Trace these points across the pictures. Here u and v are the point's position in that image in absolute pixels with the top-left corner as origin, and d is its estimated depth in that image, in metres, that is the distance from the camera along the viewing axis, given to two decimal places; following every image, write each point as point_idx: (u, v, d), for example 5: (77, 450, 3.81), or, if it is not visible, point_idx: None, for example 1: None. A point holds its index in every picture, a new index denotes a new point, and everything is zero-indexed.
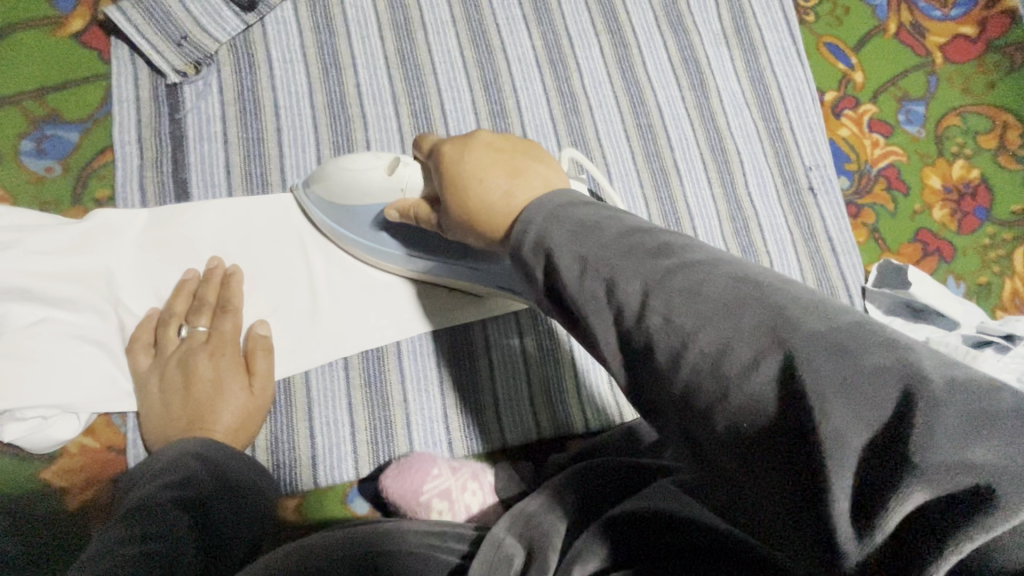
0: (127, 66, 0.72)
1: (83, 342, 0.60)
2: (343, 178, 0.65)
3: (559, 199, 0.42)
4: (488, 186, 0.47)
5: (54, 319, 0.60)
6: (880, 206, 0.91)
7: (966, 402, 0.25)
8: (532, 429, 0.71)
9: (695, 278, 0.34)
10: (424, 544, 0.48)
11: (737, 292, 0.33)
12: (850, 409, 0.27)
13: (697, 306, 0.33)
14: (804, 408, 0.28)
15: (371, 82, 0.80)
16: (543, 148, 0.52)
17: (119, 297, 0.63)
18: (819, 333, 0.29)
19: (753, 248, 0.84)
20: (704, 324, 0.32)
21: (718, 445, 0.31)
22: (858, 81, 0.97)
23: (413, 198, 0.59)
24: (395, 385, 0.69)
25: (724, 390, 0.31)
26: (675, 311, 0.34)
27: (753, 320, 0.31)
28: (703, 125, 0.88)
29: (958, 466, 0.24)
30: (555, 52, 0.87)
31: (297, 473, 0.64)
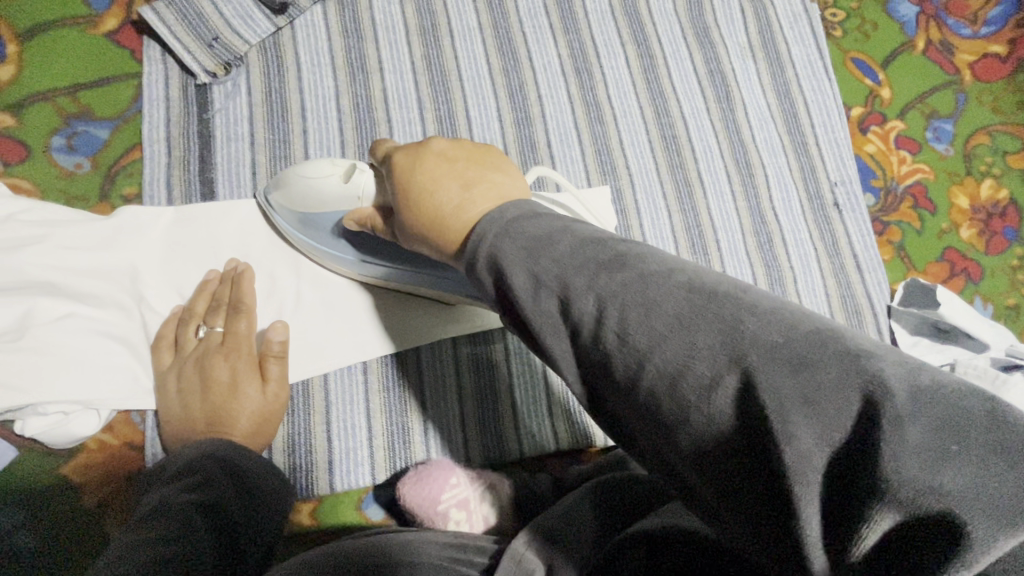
0: (159, 65, 0.72)
1: (106, 338, 0.60)
2: (300, 185, 0.63)
3: (514, 211, 0.43)
4: (441, 196, 0.47)
5: (77, 314, 0.60)
6: (907, 224, 0.89)
7: (938, 411, 0.25)
8: (549, 440, 0.70)
9: (647, 290, 0.35)
10: (445, 555, 0.47)
11: (690, 304, 0.33)
12: (813, 427, 0.27)
13: (653, 322, 0.34)
14: (769, 426, 0.28)
15: (398, 87, 0.80)
16: (498, 152, 0.52)
17: (143, 294, 0.63)
18: (777, 344, 0.29)
19: (777, 263, 0.83)
20: (659, 339, 0.33)
21: (680, 456, 0.32)
22: (885, 97, 0.96)
23: (369, 207, 0.59)
24: (413, 390, 0.68)
25: (684, 408, 0.31)
26: (630, 309, 0.35)
27: (708, 323, 0.32)
28: (728, 138, 0.87)
29: (929, 487, 0.24)
30: (581, 61, 0.87)
31: (314, 477, 0.64)
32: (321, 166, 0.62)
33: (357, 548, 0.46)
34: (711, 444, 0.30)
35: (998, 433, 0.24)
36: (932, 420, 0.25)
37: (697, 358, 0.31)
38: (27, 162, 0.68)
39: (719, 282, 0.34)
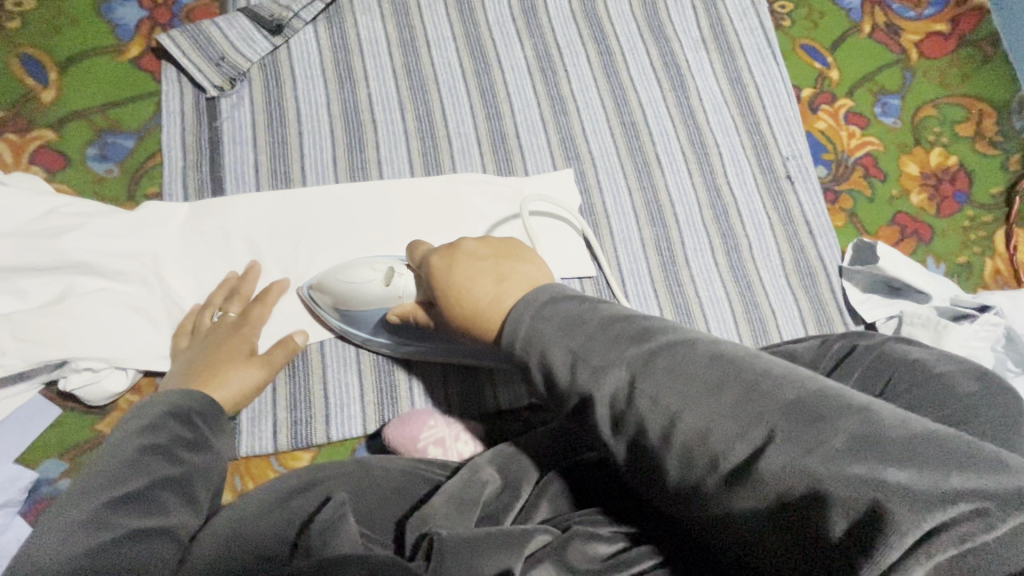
0: (175, 84, 0.84)
1: (132, 310, 0.70)
2: (342, 286, 0.72)
3: (546, 295, 0.50)
4: (477, 293, 0.56)
5: (107, 288, 0.70)
6: (858, 192, 0.96)
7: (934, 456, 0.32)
8: (523, 394, 0.77)
9: (674, 358, 0.42)
10: (401, 466, 0.55)
11: (714, 371, 0.40)
12: (831, 475, 0.33)
13: (681, 384, 0.40)
14: (794, 477, 0.34)
15: (381, 92, 0.91)
16: (522, 247, 0.62)
17: (164, 275, 0.74)
18: (789, 404, 0.36)
19: (732, 232, 0.90)
20: (688, 398, 0.40)
21: (721, 502, 0.37)
22: (833, 78, 1.03)
23: (411, 303, 0.68)
24: (399, 353, 0.77)
25: (717, 457, 0.37)
26: (649, 382, 0.42)
27: (718, 390, 0.39)
28: (683, 122, 0.96)
29: (937, 511, 0.30)
30: (545, 61, 0.97)
31: (312, 429, 0.72)
32: (362, 271, 0.72)
33: (317, 471, 0.53)
34: (747, 498, 0.36)
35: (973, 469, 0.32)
36: (933, 464, 0.32)
37: (720, 428, 0.38)
38: (67, 170, 0.79)
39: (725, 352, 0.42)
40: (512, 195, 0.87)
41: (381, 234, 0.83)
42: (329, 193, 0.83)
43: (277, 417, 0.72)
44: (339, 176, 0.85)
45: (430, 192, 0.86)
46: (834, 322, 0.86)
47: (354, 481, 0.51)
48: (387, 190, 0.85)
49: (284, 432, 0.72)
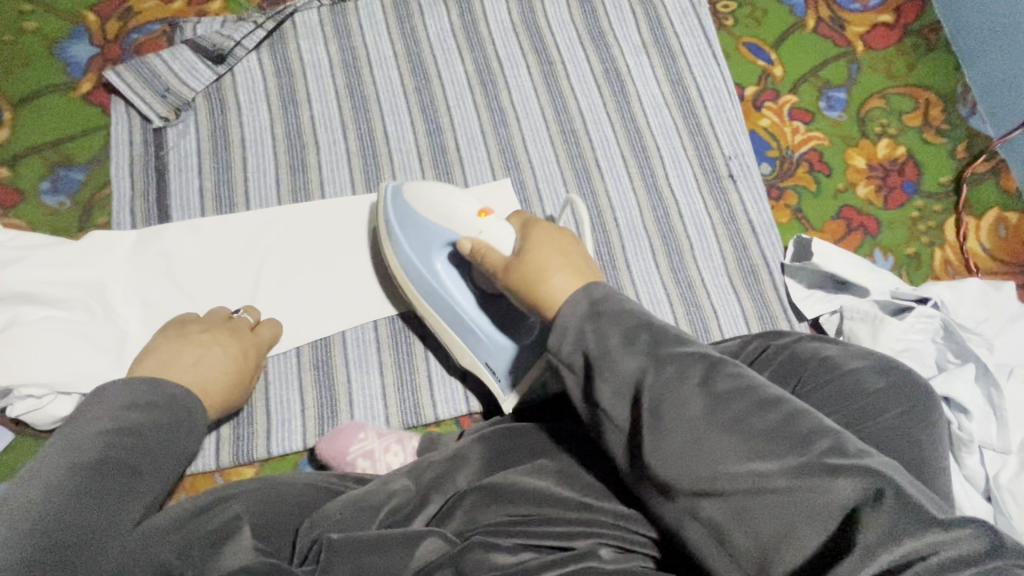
0: (123, 116, 0.88)
1: (76, 336, 0.74)
2: (435, 204, 0.74)
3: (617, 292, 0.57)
4: (551, 285, 0.61)
5: (52, 317, 0.74)
6: (803, 187, 0.96)
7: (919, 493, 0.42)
8: (461, 403, 0.79)
9: (731, 370, 0.49)
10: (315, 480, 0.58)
11: (765, 386, 0.48)
12: (855, 481, 0.41)
13: (732, 390, 0.47)
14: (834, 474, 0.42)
15: (324, 113, 0.93)
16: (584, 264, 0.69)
17: (108, 301, 0.77)
18: (821, 426, 0.45)
19: (673, 233, 0.90)
20: (735, 401, 0.47)
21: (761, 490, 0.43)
22: (777, 74, 1.03)
23: (487, 241, 0.70)
24: (340, 367, 0.79)
25: (767, 451, 0.44)
26: (673, 399, 0.48)
27: (733, 419, 0.46)
28: (624, 127, 0.97)
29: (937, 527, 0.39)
30: (486, 74, 0.98)
31: (254, 444, 0.74)
32: (467, 200, 0.74)
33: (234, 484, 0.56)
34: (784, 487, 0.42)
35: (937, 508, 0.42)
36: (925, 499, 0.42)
37: (722, 454, 0.44)
38: (21, 205, 0.83)
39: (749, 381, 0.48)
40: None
41: (322, 251, 0.85)
42: (272, 214, 0.86)
43: (221, 434, 0.74)
44: (282, 197, 0.87)
45: (370, 207, 0.88)
46: (777, 318, 0.85)
47: (261, 493, 0.54)
48: (329, 208, 0.87)
49: (228, 448, 0.74)
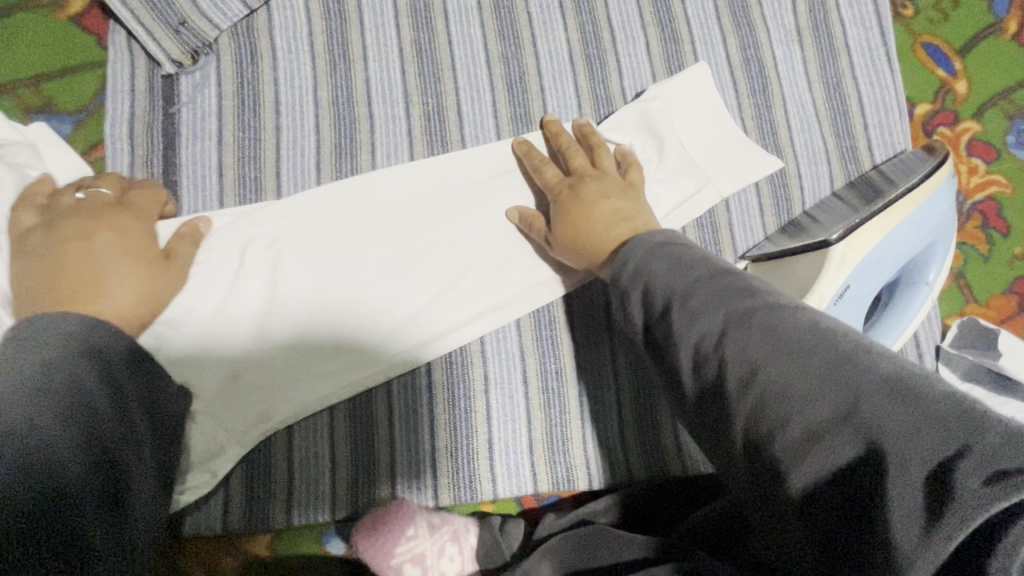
0: (124, 55, 0.67)
1: (443, 323, 0.64)
2: (948, 187, 0.65)
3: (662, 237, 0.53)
4: (592, 221, 0.60)
5: (300, 369, 0.61)
6: (971, 247, 0.77)
7: (934, 429, 0.32)
8: (528, 483, 0.65)
9: (771, 323, 0.40)
10: None
11: (811, 337, 0.39)
12: (905, 418, 0.33)
13: (776, 344, 0.39)
14: (920, 435, 0.32)
15: (382, 77, 0.71)
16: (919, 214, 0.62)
17: (389, 319, 0.63)
18: (880, 380, 0.35)
19: (787, 203, 0.74)
20: (776, 355, 0.38)
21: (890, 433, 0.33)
22: (959, 91, 0.81)
23: (942, 248, 0.65)
24: (382, 422, 0.63)
25: (897, 394, 0.34)
26: (828, 438, 0.34)
27: (888, 411, 0.33)
28: (760, 140, 0.75)
29: (935, 440, 0.31)
30: (593, 46, 0.75)
31: (271, 508, 0.60)
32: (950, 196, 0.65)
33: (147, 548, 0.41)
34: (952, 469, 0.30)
35: (946, 445, 0.31)
36: (938, 437, 0.31)
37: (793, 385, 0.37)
38: None
39: (805, 337, 0.39)
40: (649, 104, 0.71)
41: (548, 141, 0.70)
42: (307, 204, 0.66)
43: (230, 488, 0.60)
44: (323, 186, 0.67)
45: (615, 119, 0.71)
46: None
47: None
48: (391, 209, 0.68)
49: (238, 509, 0.60)
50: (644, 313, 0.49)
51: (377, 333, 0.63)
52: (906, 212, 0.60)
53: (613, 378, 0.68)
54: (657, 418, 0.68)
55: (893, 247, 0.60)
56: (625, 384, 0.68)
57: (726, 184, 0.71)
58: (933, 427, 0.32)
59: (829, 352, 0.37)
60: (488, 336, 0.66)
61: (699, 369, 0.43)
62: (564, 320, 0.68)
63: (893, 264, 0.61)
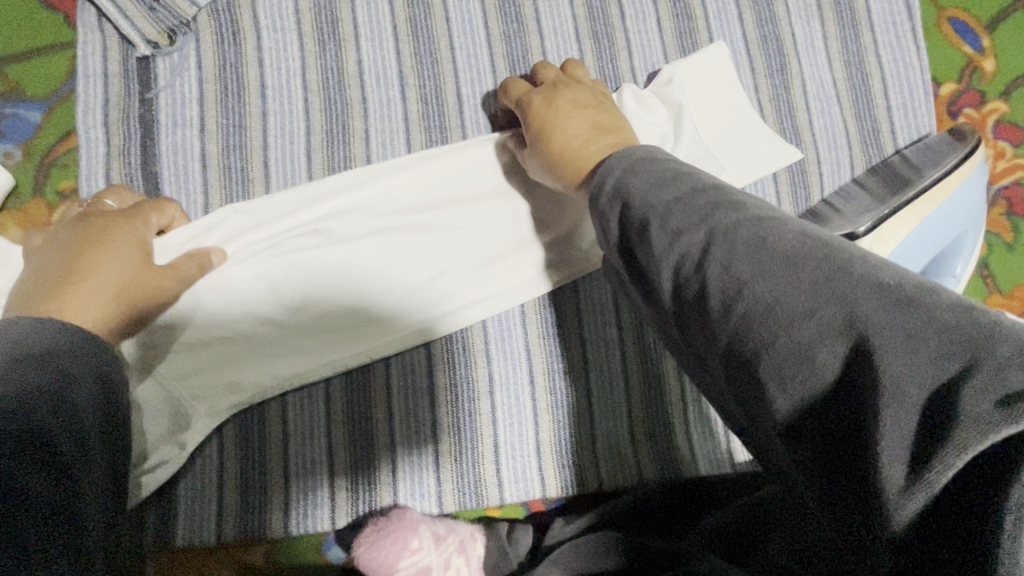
0: (95, 35, 0.62)
1: (444, 305, 0.61)
2: (979, 173, 0.61)
3: (643, 154, 0.46)
4: (567, 135, 0.55)
5: (293, 357, 0.58)
6: (995, 235, 0.73)
7: (944, 342, 0.27)
8: (535, 488, 0.62)
9: (761, 232, 0.35)
10: None
11: (804, 246, 0.33)
12: (910, 336, 0.28)
13: (762, 257, 0.33)
14: (926, 350, 0.27)
15: (376, 57, 0.66)
16: (950, 202, 0.58)
17: (385, 298, 0.59)
18: (882, 283, 0.30)
19: (806, 192, 0.70)
20: (763, 270, 0.33)
21: (893, 357, 0.27)
22: (987, 69, 0.76)
23: (970, 240, 0.62)
24: (383, 426, 0.60)
25: (908, 303, 0.28)
26: (818, 356, 0.30)
27: (887, 319, 0.28)
28: (778, 122, 0.70)
29: (941, 356, 0.27)
30: (600, 22, 0.70)
31: (267, 519, 0.58)
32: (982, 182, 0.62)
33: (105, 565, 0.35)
34: (962, 395, 0.25)
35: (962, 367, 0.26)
36: (945, 350, 0.27)
37: (785, 297, 0.32)
38: None
39: (793, 245, 0.33)
40: (666, 82, 0.67)
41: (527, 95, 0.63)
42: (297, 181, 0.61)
43: (223, 499, 0.58)
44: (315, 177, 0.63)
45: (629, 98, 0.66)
46: None
47: None
48: None
49: (232, 519, 0.57)
50: (623, 230, 0.43)
51: (375, 316, 0.59)
52: (934, 203, 0.57)
53: (623, 377, 0.65)
54: (668, 418, 0.65)
55: (920, 236, 0.57)
56: (636, 383, 0.65)
57: (739, 173, 0.67)
58: (944, 342, 0.27)
59: (820, 262, 0.32)
60: (492, 334, 0.63)
61: (681, 291, 0.37)
62: (572, 317, 0.65)
63: (920, 256, 0.58)
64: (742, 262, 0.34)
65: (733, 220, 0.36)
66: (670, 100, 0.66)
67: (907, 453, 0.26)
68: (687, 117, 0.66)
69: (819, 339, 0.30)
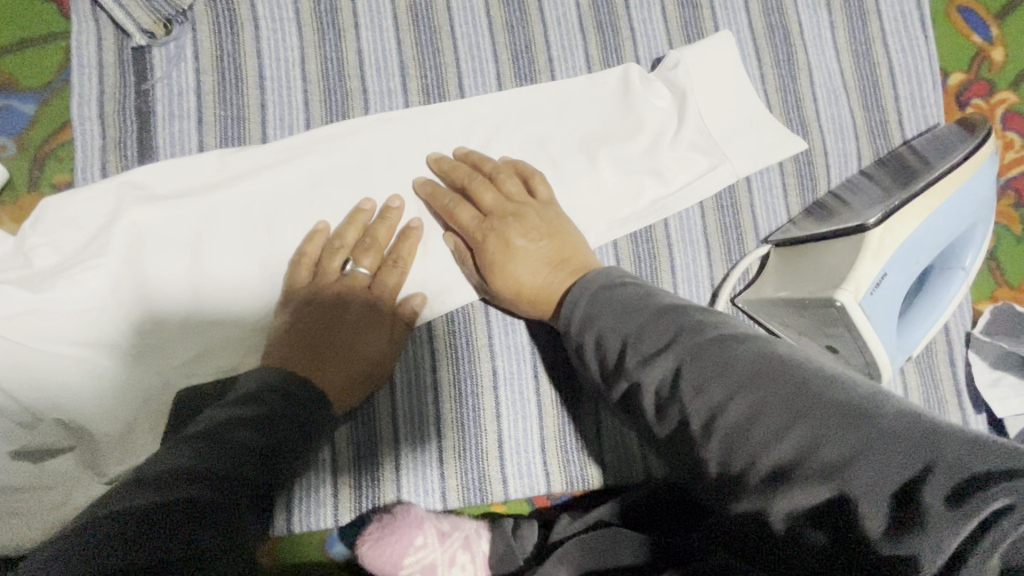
0: (90, 25, 0.61)
1: (437, 284, 0.60)
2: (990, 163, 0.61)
3: (614, 274, 0.51)
4: (518, 273, 0.55)
5: None
6: (1003, 228, 0.72)
7: (909, 442, 0.30)
8: (540, 484, 0.62)
9: (726, 352, 0.39)
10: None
11: (762, 365, 0.37)
12: (878, 442, 0.31)
13: (731, 376, 0.37)
14: (897, 453, 0.30)
15: (376, 48, 0.65)
16: (962, 193, 0.57)
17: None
18: (842, 399, 0.33)
19: (812, 184, 0.69)
20: (737, 386, 0.37)
21: (866, 461, 0.30)
22: (996, 59, 0.75)
23: (979, 234, 0.61)
24: (386, 423, 0.59)
25: (864, 413, 0.32)
26: (802, 470, 0.32)
27: (855, 436, 0.31)
28: (784, 113, 0.70)
29: (908, 455, 0.30)
30: (604, 12, 0.69)
31: (271, 516, 0.57)
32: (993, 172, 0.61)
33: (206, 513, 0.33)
34: (931, 487, 0.28)
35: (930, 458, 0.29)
36: (913, 449, 0.30)
37: (764, 414, 0.35)
38: None
39: (753, 364, 0.37)
40: (672, 68, 0.66)
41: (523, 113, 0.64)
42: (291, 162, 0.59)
43: None
44: None
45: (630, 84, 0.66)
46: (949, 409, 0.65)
47: None
48: None
49: None
50: None
51: None
52: (946, 196, 0.56)
53: None
54: None
55: (928, 232, 0.56)
56: None
57: (745, 163, 0.66)
58: (907, 444, 0.30)
59: (783, 376, 0.36)
60: (496, 329, 0.62)
61: (662, 414, 0.41)
62: None
63: (931, 249, 0.57)
64: (712, 377, 0.38)
65: (697, 336, 0.41)
66: (676, 88, 0.65)
67: (901, 539, 0.28)
68: (693, 106, 0.65)
69: (800, 453, 0.32)
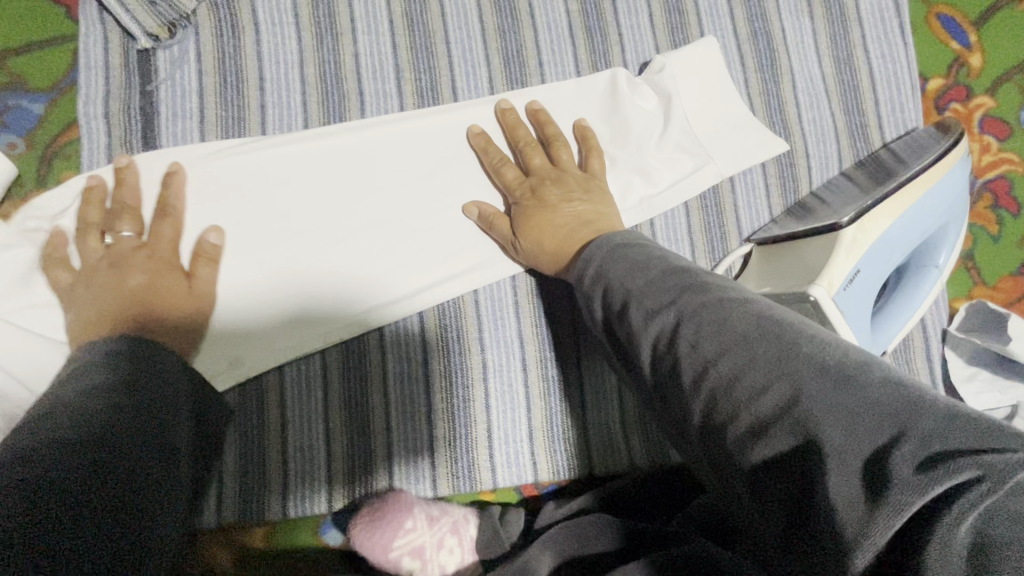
0: (97, 28, 0.63)
1: (426, 279, 0.62)
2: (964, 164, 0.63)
3: (618, 239, 0.52)
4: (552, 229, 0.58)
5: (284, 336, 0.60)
6: (980, 228, 0.75)
7: (882, 414, 0.31)
8: (528, 471, 0.64)
9: (722, 314, 0.41)
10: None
11: (761, 328, 0.38)
12: (849, 411, 0.31)
13: (723, 336, 0.39)
14: (867, 424, 0.31)
15: (372, 51, 0.67)
16: (934, 192, 0.59)
17: (370, 275, 0.61)
18: (827, 365, 0.34)
19: (794, 184, 0.71)
20: (726, 350, 0.38)
21: (836, 425, 0.31)
22: (974, 64, 0.78)
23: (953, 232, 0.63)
24: (378, 411, 0.62)
25: (847, 380, 0.33)
26: (774, 429, 0.33)
27: (830, 401, 0.32)
28: (767, 115, 0.72)
29: (878, 427, 0.30)
30: (593, 17, 0.72)
31: (266, 501, 0.59)
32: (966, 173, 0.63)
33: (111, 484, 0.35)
34: (897, 458, 0.29)
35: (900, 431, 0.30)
36: (885, 422, 0.30)
37: (744, 377, 0.36)
38: None
39: (748, 327, 0.39)
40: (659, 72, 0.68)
41: (520, 113, 0.66)
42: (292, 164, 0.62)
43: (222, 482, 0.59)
44: None
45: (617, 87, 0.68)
46: None
47: None
48: None
49: (231, 502, 0.59)
50: None
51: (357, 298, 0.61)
52: (918, 195, 0.58)
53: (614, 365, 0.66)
54: None
55: (900, 229, 0.58)
56: None
57: (729, 163, 0.68)
58: (880, 415, 0.31)
59: (773, 343, 0.37)
60: (486, 322, 0.64)
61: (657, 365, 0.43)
62: (564, 306, 0.66)
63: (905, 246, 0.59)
64: (708, 337, 0.40)
65: (705, 298, 0.42)
66: (662, 91, 0.68)
67: (858, 502, 0.29)
68: (679, 108, 0.67)
69: (774, 414, 0.34)
